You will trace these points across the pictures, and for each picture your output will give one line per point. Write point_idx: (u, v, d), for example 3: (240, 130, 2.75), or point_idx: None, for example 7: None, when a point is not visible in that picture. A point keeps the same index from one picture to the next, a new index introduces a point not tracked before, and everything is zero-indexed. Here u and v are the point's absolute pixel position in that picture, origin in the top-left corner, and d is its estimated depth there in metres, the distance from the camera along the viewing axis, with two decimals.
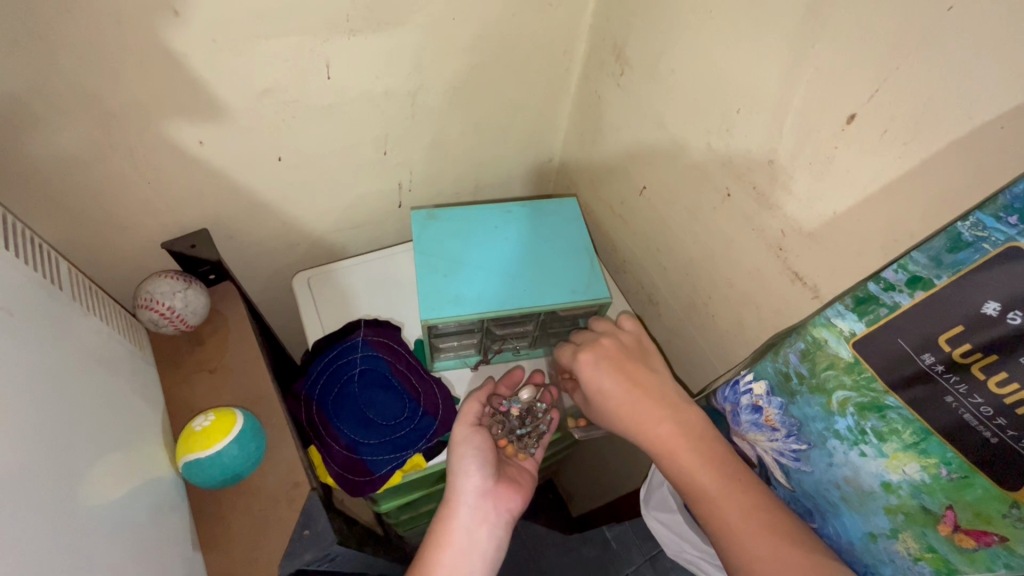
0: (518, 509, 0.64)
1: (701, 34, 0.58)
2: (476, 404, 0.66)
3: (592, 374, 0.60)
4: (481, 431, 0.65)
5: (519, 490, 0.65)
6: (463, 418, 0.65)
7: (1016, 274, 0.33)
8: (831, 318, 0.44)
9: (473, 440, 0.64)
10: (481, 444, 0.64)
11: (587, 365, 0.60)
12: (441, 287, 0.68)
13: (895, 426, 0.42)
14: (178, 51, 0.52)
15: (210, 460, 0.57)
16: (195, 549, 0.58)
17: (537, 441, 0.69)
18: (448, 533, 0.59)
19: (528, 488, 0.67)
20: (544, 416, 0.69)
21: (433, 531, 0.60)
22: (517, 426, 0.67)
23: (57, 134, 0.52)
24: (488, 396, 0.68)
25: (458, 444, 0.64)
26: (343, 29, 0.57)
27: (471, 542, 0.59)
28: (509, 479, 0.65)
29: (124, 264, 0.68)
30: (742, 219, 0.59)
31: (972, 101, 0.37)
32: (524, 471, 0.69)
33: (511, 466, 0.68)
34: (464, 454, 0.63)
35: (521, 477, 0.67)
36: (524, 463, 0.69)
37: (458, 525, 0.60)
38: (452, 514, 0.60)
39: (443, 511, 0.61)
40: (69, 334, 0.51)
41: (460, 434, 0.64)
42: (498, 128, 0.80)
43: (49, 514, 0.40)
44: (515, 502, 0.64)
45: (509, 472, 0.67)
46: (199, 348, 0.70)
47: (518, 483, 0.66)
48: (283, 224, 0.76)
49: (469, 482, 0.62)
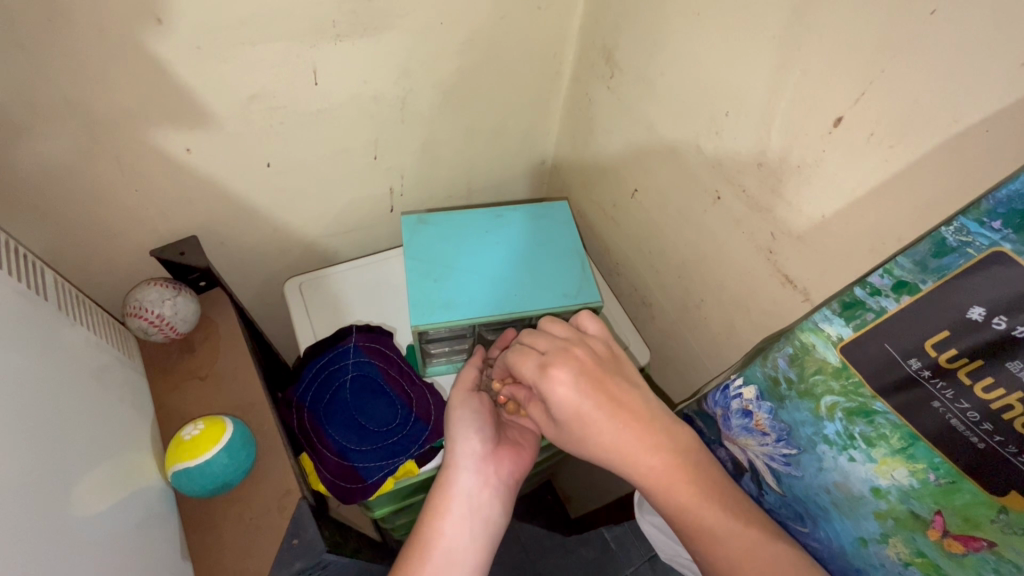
0: (518, 471, 0.64)
1: (689, 35, 0.57)
2: (473, 368, 0.67)
3: (563, 393, 0.52)
4: (477, 396, 0.65)
5: (519, 453, 0.65)
6: (461, 382, 0.66)
7: (1001, 279, 0.33)
8: (819, 323, 0.44)
9: (470, 404, 0.64)
10: (478, 408, 0.64)
11: (564, 382, 0.53)
12: (431, 292, 0.67)
13: (883, 431, 0.41)
14: (163, 59, 0.52)
15: (200, 469, 0.57)
16: (185, 558, 0.57)
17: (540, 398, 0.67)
18: (448, 499, 0.59)
19: (530, 450, 0.67)
20: None
21: (433, 498, 0.60)
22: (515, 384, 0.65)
23: (42, 143, 0.52)
24: (484, 356, 0.68)
25: (455, 409, 0.63)
26: (329, 34, 0.57)
27: (472, 507, 0.59)
28: (509, 443, 0.65)
29: (114, 271, 0.68)
30: (733, 221, 0.59)
31: (958, 104, 0.37)
32: (526, 431, 0.68)
33: (511, 429, 0.67)
34: (462, 419, 0.63)
35: (522, 439, 0.67)
36: (527, 423, 0.68)
37: (459, 489, 0.59)
38: (452, 479, 0.60)
39: (442, 477, 0.61)
40: (56, 345, 0.51)
41: (458, 399, 0.64)
42: (489, 131, 0.80)
43: (38, 525, 0.40)
44: (515, 464, 0.64)
45: (509, 435, 0.66)
46: (189, 355, 0.70)
47: (518, 446, 0.66)
48: (274, 230, 0.76)
49: (468, 447, 0.62)
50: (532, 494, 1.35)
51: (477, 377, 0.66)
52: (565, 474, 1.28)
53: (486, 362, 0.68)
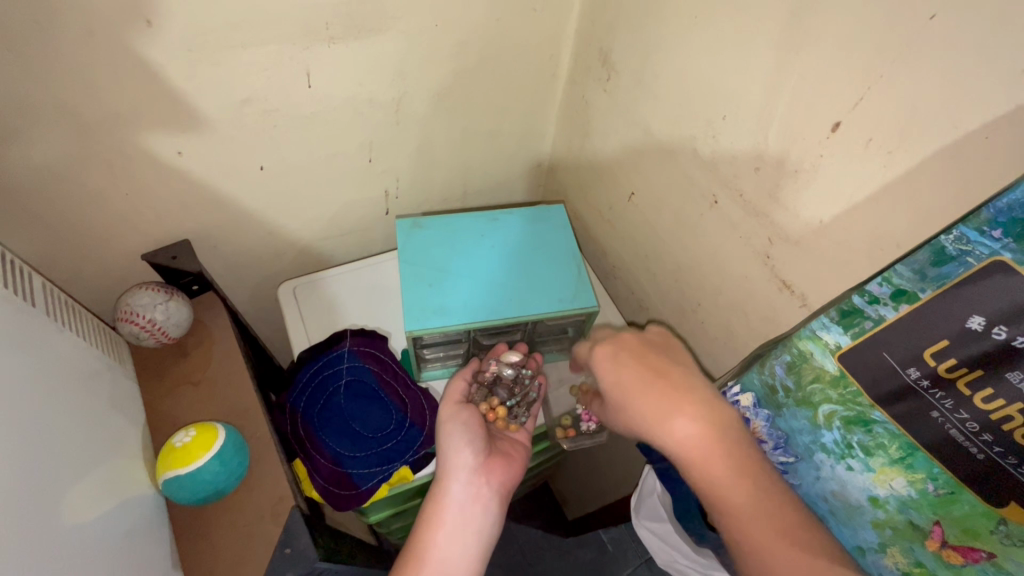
0: (511, 482, 0.64)
1: (686, 38, 0.57)
2: (463, 382, 0.67)
3: (608, 368, 0.57)
4: (468, 408, 0.65)
5: (511, 463, 0.65)
6: (450, 396, 0.66)
7: (1001, 289, 0.32)
8: (817, 330, 0.43)
9: (460, 416, 0.64)
10: (469, 419, 0.64)
11: (607, 356, 0.58)
12: (427, 297, 0.67)
13: (881, 440, 0.41)
14: (153, 62, 0.51)
15: (191, 476, 0.56)
16: (177, 567, 0.57)
17: (526, 410, 0.70)
18: (440, 511, 0.58)
19: (521, 461, 0.66)
20: (531, 383, 0.70)
21: (425, 510, 0.59)
22: (506, 396, 0.67)
23: (30, 147, 0.51)
24: (474, 371, 0.68)
25: (446, 421, 0.63)
26: (322, 36, 0.56)
27: (465, 518, 0.58)
28: (500, 453, 0.65)
29: (105, 276, 0.67)
30: (730, 226, 0.59)
31: (957, 110, 0.36)
32: (516, 443, 0.68)
33: (502, 440, 0.67)
34: (453, 431, 0.63)
35: (514, 450, 0.67)
36: (516, 435, 0.69)
37: (451, 501, 0.59)
38: (444, 491, 0.59)
39: (435, 490, 0.60)
40: (44, 352, 0.50)
41: (448, 411, 0.64)
42: (485, 134, 0.79)
43: (27, 536, 0.39)
44: (507, 475, 0.63)
45: (501, 446, 0.66)
46: (181, 360, 0.69)
47: (510, 457, 0.65)
48: (268, 233, 0.75)
49: (459, 458, 0.61)
50: (528, 496, 1.34)
51: (466, 390, 0.67)
52: (562, 476, 1.28)
53: (476, 376, 0.69)
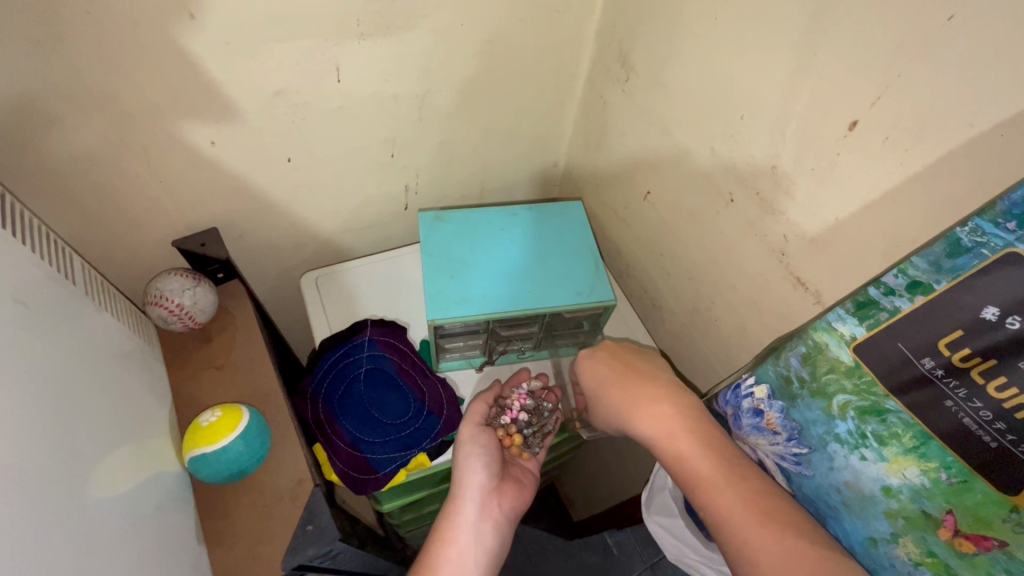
0: (520, 506, 0.66)
1: (706, 38, 0.58)
2: (483, 404, 0.67)
3: (596, 365, 0.65)
4: (486, 431, 0.65)
5: (521, 490, 0.67)
6: (470, 416, 0.66)
7: (1015, 279, 0.34)
8: (833, 322, 0.45)
9: (479, 439, 0.64)
10: (487, 443, 0.64)
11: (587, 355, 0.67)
12: (448, 288, 0.68)
13: (895, 430, 0.42)
14: (193, 53, 0.53)
15: (216, 455, 0.58)
16: (200, 542, 0.58)
17: (540, 441, 0.71)
18: (453, 529, 0.60)
19: (529, 487, 0.68)
20: (549, 416, 0.71)
21: (439, 527, 0.60)
22: (524, 426, 0.67)
23: (73, 133, 0.54)
24: (495, 395, 0.69)
25: (465, 442, 0.64)
26: (354, 33, 0.58)
27: (476, 537, 0.60)
28: (512, 479, 0.67)
29: (135, 262, 0.69)
30: (746, 224, 0.60)
31: (973, 108, 0.38)
32: (526, 470, 0.70)
33: (513, 466, 0.69)
34: (471, 452, 0.63)
35: (523, 477, 0.69)
36: (526, 463, 0.71)
37: (463, 521, 0.60)
38: (458, 511, 0.61)
39: (448, 507, 0.62)
40: (82, 327, 0.53)
41: (467, 432, 0.65)
42: (504, 132, 0.81)
43: (64, 505, 0.41)
44: (517, 501, 0.65)
45: (512, 471, 0.68)
46: (205, 345, 0.71)
47: (520, 483, 0.67)
48: (290, 224, 0.77)
49: (475, 480, 0.62)
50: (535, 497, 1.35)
51: (486, 412, 0.67)
52: (569, 477, 1.29)
53: (496, 400, 0.69)
